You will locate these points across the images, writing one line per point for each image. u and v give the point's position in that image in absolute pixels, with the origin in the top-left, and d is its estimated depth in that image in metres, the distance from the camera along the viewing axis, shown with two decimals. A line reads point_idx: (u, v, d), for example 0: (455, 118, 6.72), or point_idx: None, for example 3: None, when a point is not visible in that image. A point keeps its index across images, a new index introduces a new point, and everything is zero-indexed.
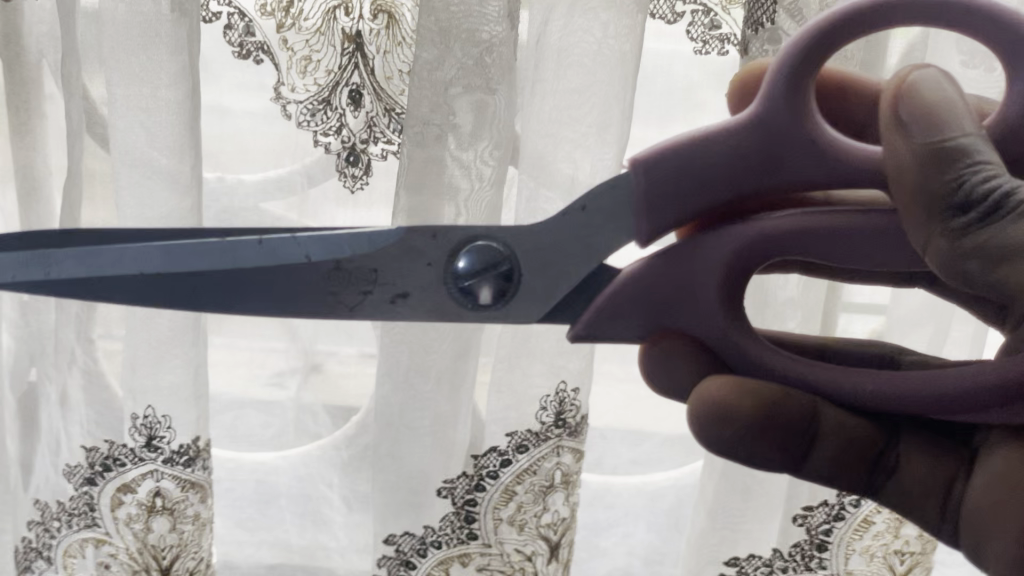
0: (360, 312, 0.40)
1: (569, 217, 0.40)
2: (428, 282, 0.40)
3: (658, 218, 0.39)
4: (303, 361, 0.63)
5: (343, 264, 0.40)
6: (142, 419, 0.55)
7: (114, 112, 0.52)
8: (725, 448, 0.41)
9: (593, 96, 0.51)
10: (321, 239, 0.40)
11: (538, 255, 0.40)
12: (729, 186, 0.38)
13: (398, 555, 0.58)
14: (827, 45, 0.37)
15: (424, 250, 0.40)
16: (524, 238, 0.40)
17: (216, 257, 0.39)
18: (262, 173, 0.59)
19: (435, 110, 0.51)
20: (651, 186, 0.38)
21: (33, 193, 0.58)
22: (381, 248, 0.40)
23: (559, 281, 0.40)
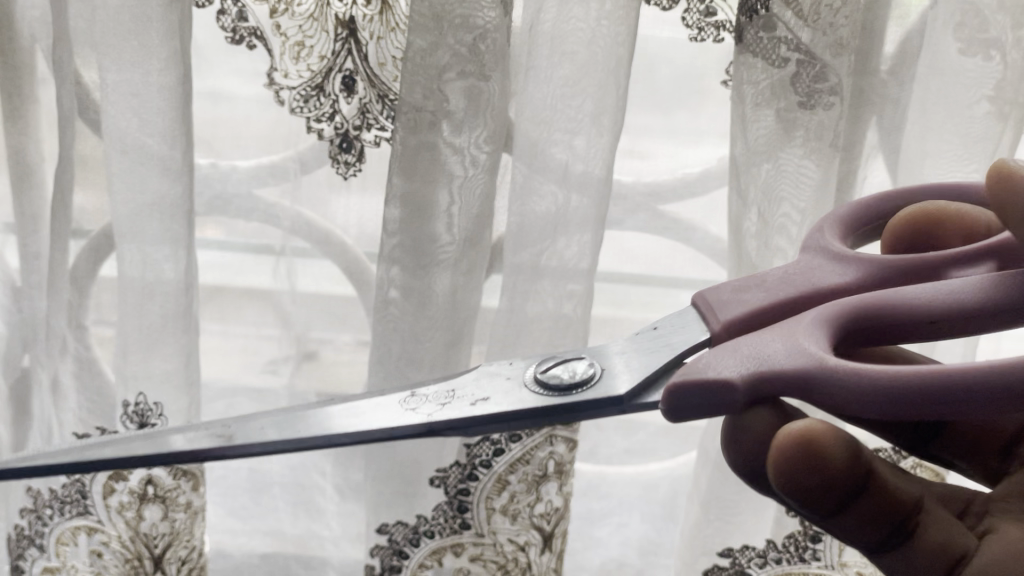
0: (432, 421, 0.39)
1: (641, 335, 0.43)
2: (505, 394, 0.41)
3: (727, 313, 0.40)
4: (296, 350, 0.62)
5: (423, 392, 0.41)
6: (134, 406, 0.56)
7: (107, 99, 0.52)
8: (796, 483, 0.33)
9: (588, 85, 0.51)
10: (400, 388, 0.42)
11: (617, 359, 0.41)
12: (792, 292, 0.40)
13: (389, 544, 0.57)
14: (859, 220, 0.44)
15: (503, 375, 0.42)
16: (600, 354, 0.42)
17: (271, 418, 0.40)
18: (255, 159, 0.59)
19: (428, 97, 0.51)
20: (713, 300, 0.41)
21: (25, 178, 0.58)
22: (462, 377, 0.42)
23: (640, 366, 0.40)
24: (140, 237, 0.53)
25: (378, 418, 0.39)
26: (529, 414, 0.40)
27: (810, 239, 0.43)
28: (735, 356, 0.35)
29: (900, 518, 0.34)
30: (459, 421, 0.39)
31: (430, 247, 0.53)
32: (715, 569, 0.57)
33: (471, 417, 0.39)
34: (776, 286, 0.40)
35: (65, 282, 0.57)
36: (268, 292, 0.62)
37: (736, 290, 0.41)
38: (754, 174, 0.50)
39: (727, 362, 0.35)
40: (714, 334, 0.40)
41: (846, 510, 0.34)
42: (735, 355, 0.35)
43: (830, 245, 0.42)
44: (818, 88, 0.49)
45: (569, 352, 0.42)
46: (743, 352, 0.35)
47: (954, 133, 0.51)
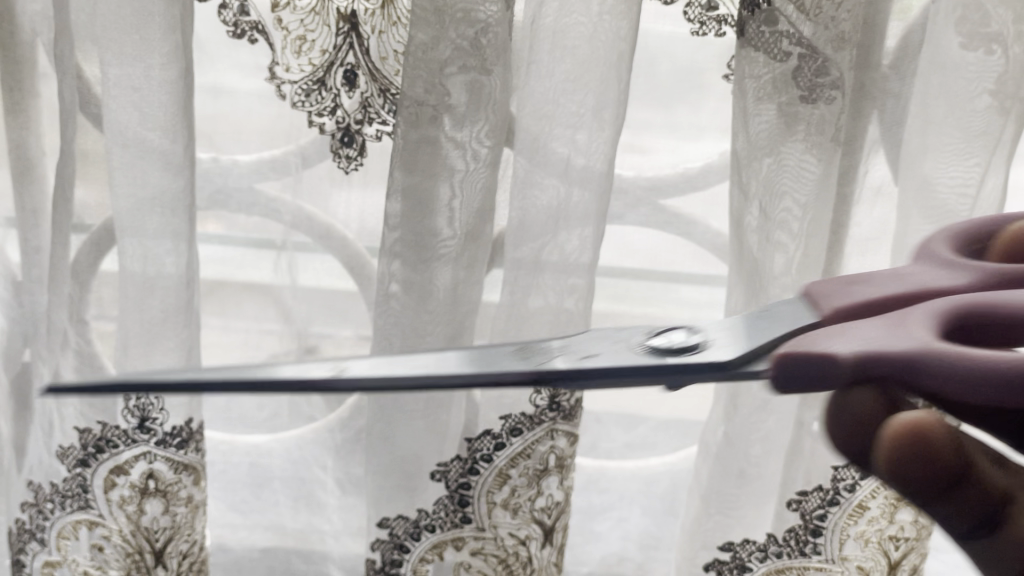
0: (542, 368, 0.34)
1: (756, 314, 0.38)
2: (613, 354, 0.36)
3: (832, 299, 0.37)
4: (297, 345, 0.63)
5: (528, 347, 0.37)
6: (137, 402, 0.55)
7: (108, 94, 0.52)
8: (899, 466, 0.31)
9: (589, 80, 0.51)
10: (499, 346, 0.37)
11: (724, 333, 0.37)
12: (901, 287, 0.36)
13: (391, 538, 0.58)
14: (975, 234, 0.40)
15: (612, 339, 0.37)
16: (716, 328, 0.37)
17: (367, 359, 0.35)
18: (256, 154, 0.59)
19: (430, 92, 0.51)
20: (822, 291, 0.37)
21: (26, 172, 0.58)
22: (569, 339, 0.38)
23: (751, 338, 0.36)
24: (142, 230, 0.53)
25: (477, 360, 0.35)
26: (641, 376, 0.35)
27: (925, 247, 0.39)
28: (847, 337, 0.32)
29: (1010, 520, 0.32)
30: (563, 371, 0.35)
31: (431, 241, 0.53)
32: (716, 562, 0.58)
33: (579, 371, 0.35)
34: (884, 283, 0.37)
35: (66, 276, 0.57)
36: (268, 286, 0.62)
37: (846, 285, 0.37)
38: (755, 168, 0.50)
39: (835, 342, 0.32)
40: (821, 319, 0.36)
41: (946, 500, 0.32)
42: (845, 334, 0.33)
43: (943, 253, 0.38)
44: (819, 82, 0.49)
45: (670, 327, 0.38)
46: (855, 333, 0.32)
47: (954, 128, 0.51)
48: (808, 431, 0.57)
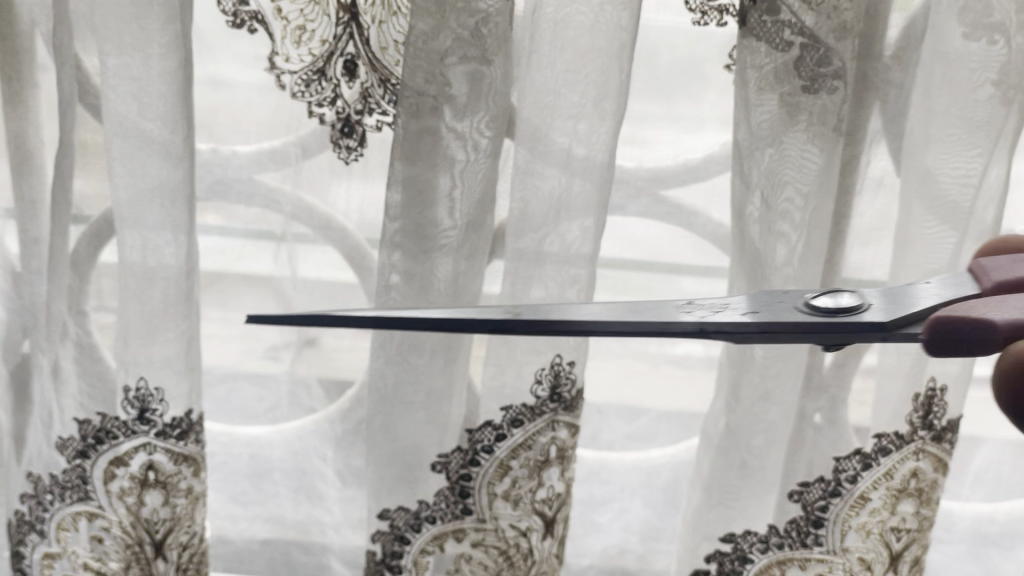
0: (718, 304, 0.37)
1: (911, 287, 0.38)
2: (772, 310, 0.36)
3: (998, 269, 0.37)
4: (297, 336, 0.62)
5: (693, 305, 0.36)
6: (135, 391, 0.55)
7: (108, 84, 0.51)
8: None
9: (590, 70, 0.51)
10: (666, 305, 0.36)
11: (883, 298, 0.37)
12: None
13: (392, 530, 0.58)
14: None
15: (773, 300, 0.37)
16: (871, 294, 0.37)
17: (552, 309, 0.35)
18: (255, 144, 0.59)
19: (430, 81, 0.51)
20: (987, 266, 0.37)
21: (24, 163, 0.57)
22: (731, 300, 0.37)
23: (907, 303, 0.36)
24: (141, 221, 0.53)
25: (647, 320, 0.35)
26: (816, 330, 0.35)
27: None
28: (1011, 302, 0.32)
29: None
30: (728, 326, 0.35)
31: (432, 231, 0.53)
32: (716, 553, 0.58)
33: (761, 323, 0.35)
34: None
35: (65, 268, 0.57)
36: (269, 277, 0.62)
37: (1012, 262, 0.37)
38: (756, 159, 0.50)
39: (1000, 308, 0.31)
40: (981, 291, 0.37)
41: None
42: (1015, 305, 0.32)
43: None
44: (821, 71, 0.49)
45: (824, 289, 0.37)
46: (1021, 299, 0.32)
47: (957, 118, 0.50)
48: (808, 424, 0.57)
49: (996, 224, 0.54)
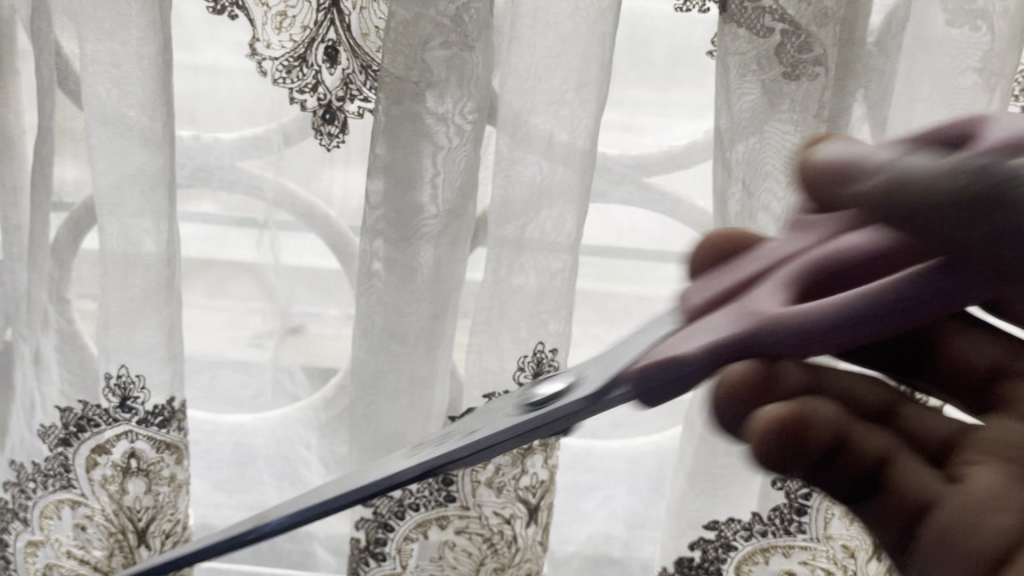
0: (452, 438, 0.31)
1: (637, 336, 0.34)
2: (484, 429, 0.30)
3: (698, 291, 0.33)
4: (282, 323, 0.63)
5: (413, 458, 0.31)
6: (116, 379, 0.55)
7: (86, 71, 0.51)
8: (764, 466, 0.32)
9: (572, 54, 0.51)
10: (381, 467, 0.31)
11: (595, 365, 0.32)
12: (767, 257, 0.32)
13: (375, 517, 0.57)
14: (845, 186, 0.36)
15: (491, 418, 0.31)
16: (592, 360, 0.33)
17: (281, 505, 0.32)
18: (237, 132, 0.58)
19: (412, 67, 0.50)
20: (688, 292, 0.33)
21: (5, 150, 0.57)
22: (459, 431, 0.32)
23: (615, 363, 0.30)
24: (120, 209, 0.53)
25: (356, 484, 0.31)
26: (504, 435, 0.29)
27: None
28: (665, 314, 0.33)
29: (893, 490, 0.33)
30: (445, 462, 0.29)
31: (415, 218, 0.53)
32: (700, 542, 0.58)
33: (461, 442, 0.29)
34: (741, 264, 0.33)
35: (45, 254, 0.57)
36: (253, 265, 0.62)
37: (715, 277, 0.33)
38: (734, 146, 0.50)
39: (685, 342, 0.28)
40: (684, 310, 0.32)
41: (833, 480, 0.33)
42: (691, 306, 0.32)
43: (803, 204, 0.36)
44: (802, 58, 0.48)
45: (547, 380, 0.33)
46: (708, 321, 0.29)
47: (939, 104, 0.51)
48: None
49: None
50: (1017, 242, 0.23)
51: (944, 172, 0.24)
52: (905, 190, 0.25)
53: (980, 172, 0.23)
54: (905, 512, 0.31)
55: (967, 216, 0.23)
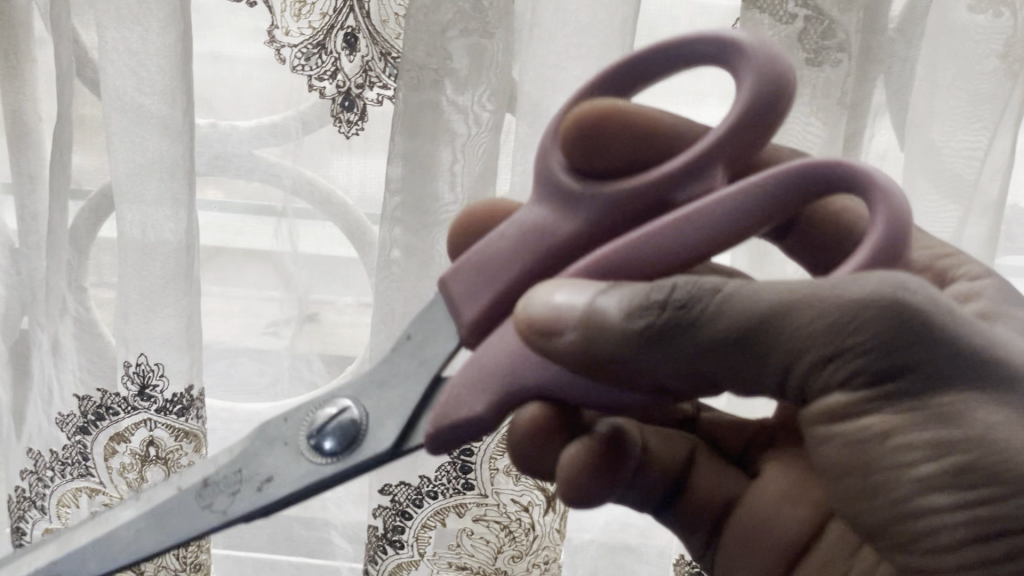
0: (256, 479, 0.40)
1: (401, 344, 0.41)
2: (287, 469, 0.40)
3: (473, 298, 0.39)
4: (299, 311, 0.63)
5: (226, 503, 0.39)
6: (135, 367, 0.55)
7: (104, 58, 0.51)
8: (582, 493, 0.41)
9: (592, 39, 0.50)
10: (196, 512, 0.39)
11: (378, 394, 0.40)
12: (523, 256, 0.39)
13: (393, 505, 0.57)
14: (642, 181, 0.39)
15: (288, 438, 0.40)
16: (374, 373, 0.41)
17: (85, 530, 0.40)
18: (255, 120, 0.58)
19: (431, 54, 0.50)
20: (455, 287, 0.40)
21: (23, 138, 0.57)
22: (265, 458, 0.40)
23: (394, 411, 0.40)
24: (140, 197, 0.53)
25: (181, 531, 0.39)
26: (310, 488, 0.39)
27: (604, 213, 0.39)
28: (451, 322, 0.40)
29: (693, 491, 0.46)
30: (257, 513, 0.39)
31: (434, 206, 0.53)
32: None
33: (258, 505, 0.39)
34: (498, 255, 0.39)
35: (64, 242, 0.56)
36: (270, 253, 0.62)
37: (474, 277, 0.39)
38: None
39: (463, 393, 0.37)
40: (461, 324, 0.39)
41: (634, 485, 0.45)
42: (492, 348, 0.37)
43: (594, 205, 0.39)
44: (825, 44, 0.49)
45: (324, 398, 0.41)
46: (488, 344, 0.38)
47: (963, 90, 0.50)
48: None
49: (1001, 198, 0.54)
50: (715, 354, 0.32)
51: (632, 317, 0.33)
52: (599, 339, 0.33)
53: (651, 316, 0.32)
54: (704, 512, 0.46)
55: (651, 352, 0.33)
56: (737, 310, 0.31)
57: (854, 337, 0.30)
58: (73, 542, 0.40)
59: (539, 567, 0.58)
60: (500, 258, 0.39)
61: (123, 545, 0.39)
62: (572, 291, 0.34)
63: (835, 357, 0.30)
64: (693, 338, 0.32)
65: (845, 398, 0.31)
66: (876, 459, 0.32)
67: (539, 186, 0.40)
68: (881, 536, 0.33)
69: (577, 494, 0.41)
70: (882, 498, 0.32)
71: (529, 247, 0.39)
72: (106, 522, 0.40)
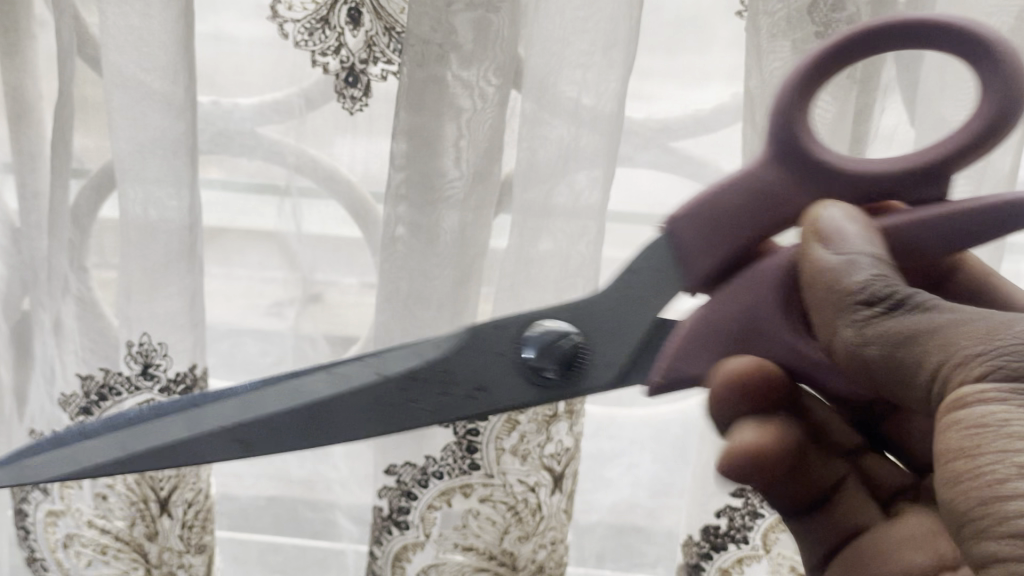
0: (462, 384, 0.38)
1: (623, 275, 0.39)
2: (499, 382, 0.38)
3: (710, 257, 0.39)
4: (303, 292, 0.62)
5: (444, 404, 0.38)
6: (138, 347, 0.55)
7: (105, 33, 0.50)
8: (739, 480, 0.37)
9: (600, 11, 0.50)
10: (416, 409, 0.38)
11: (603, 316, 0.39)
12: (766, 222, 0.38)
13: (398, 485, 0.57)
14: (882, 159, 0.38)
15: (491, 341, 0.38)
16: (600, 297, 0.39)
17: (285, 402, 0.37)
18: (257, 96, 0.58)
19: (436, 29, 0.49)
20: (689, 238, 0.39)
21: (24, 114, 0.57)
22: (476, 363, 0.38)
23: (620, 345, 0.39)
24: (142, 175, 0.52)
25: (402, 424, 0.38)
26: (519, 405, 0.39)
27: (837, 183, 0.38)
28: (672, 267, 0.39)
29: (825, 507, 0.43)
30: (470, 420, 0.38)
31: (438, 182, 0.52)
32: (727, 509, 0.57)
33: (477, 413, 0.38)
34: (743, 218, 0.38)
35: (66, 221, 0.56)
36: (273, 233, 0.62)
37: (711, 233, 0.38)
38: (769, 106, 0.51)
39: (700, 349, 0.38)
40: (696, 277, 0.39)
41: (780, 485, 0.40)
42: (729, 301, 0.38)
43: (830, 174, 0.38)
44: (834, 17, 0.49)
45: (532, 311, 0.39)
46: (725, 296, 0.38)
47: None
48: None
49: None
50: (906, 349, 0.32)
51: (857, 284, 0.34)
52: (824, 294, 0.35)
53: (867, 295, 0.33)
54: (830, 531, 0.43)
55: (845, 318, 0.34)
56: (929, 313, 0.32)
57: (1012, 341, 0.30)
58: (277, 413, 0.37)
59: (547, 548, 0.58)
60: (748, 214, 0.38)
61: (334, 420, 0.37)
62: (863, 237, 0.36)
63: (990, 353, 0.30)
64: (888, 322, 0.33)
65: (980, 386, 0.30)
66: (986, 443, 0.29)
67: (772, 140, 0.38)
68: (964, 526, 0.29)
69: (733, 473, 0.37)
70: (969, 484, 0.29)
71: (773, 207, 0.38)
72: (307, 398, 0.37)
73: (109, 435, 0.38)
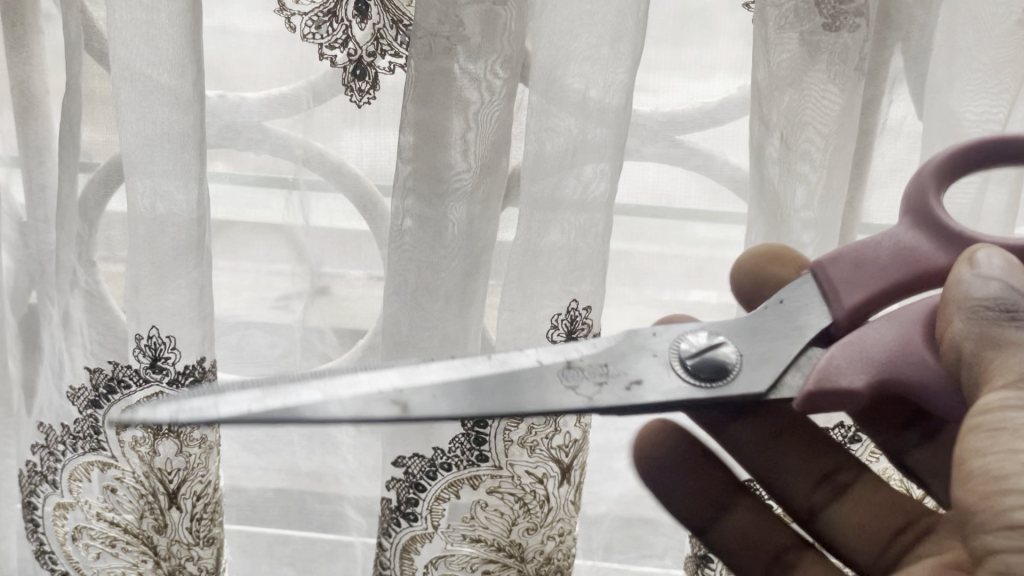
0: (618, 378, 0.40)
1: (767, 310, 0.43)
2: (654, 379, 0.40)
3: (852, 293, 0.42)
4: (310, 284, 0.62)
5: (602, 386, 0.40)
6: (147, 340, 0.55)
7: (112, 28, 0.51)
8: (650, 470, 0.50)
9: (606, 8, 0.50)
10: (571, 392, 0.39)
11: (745, 338, 0.42)
12: (906, 274, 0.42)
13: (407, 477, 0.57)
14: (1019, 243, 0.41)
15: (646, 347, 0.41)
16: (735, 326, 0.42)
17: (446, 371, 0.38)
18: (263, 90, 0.58)
19: (443, 21, 0.50)
20: (835, 281, 0.42)
21: (31, 108, 0.57)
22: (626, 360, 0.41)
23: (767, 363, 0.41)
24: (150, 169, 0.52)
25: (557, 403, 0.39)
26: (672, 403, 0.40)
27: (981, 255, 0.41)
28: (823, 305, 0.42)
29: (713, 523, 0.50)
30: (622, 407, 0.39)
31: (446, 175, 0.52)
32: None
33: (628, 404, 0.39)
34: (882, 269, 0.42)
35: (74, 214, 0.56)
36: (280, 226, 0.62)
37: (855, 270, 0.42)
38: (776, 100, 0.50)
39: (847, 361, 0.39)
40: (839, 307, 0.42)
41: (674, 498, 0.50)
42: (877, 328, 0.40)
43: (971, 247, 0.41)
44: (842, 9, 0.49)
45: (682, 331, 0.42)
46: (873, 327, 0.40)
47: (981, 59, 0.50)
48: None
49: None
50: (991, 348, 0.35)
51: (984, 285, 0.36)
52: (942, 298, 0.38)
53: (989, 302, 0.35)
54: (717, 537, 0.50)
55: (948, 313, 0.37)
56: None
57: None
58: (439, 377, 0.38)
59: (555, 540, 0.58)
60: (891, 266, 0.42)
61: (491, 397, 0.38)
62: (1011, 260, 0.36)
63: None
64: (986, 327, 0.35)
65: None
66: (1000, 438, 0.32)
67: (911, 213, 0.43)
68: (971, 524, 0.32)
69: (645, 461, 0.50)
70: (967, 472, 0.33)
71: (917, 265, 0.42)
72: (472, 367, 0.39)
73: (232, 387, 0.35)
